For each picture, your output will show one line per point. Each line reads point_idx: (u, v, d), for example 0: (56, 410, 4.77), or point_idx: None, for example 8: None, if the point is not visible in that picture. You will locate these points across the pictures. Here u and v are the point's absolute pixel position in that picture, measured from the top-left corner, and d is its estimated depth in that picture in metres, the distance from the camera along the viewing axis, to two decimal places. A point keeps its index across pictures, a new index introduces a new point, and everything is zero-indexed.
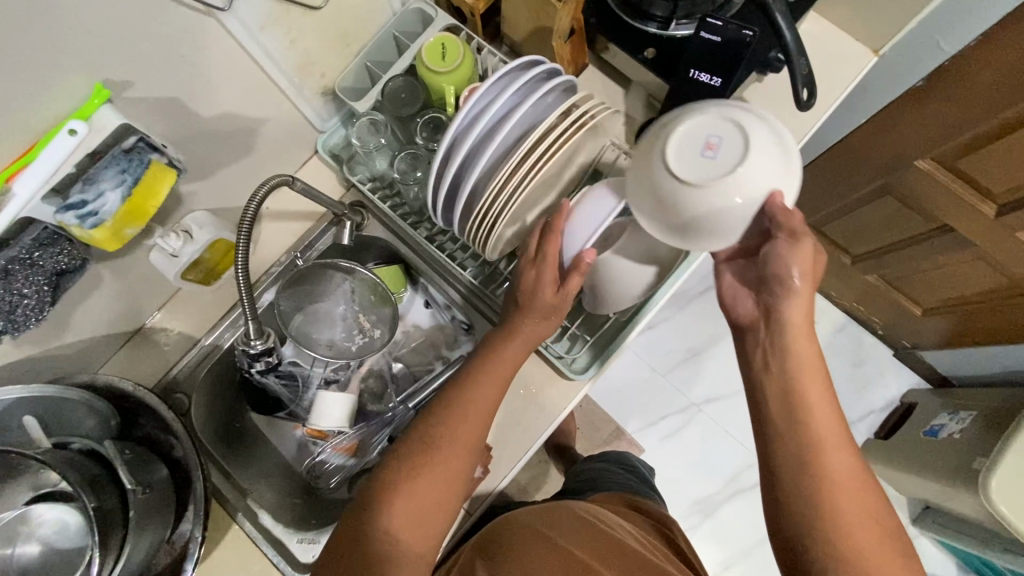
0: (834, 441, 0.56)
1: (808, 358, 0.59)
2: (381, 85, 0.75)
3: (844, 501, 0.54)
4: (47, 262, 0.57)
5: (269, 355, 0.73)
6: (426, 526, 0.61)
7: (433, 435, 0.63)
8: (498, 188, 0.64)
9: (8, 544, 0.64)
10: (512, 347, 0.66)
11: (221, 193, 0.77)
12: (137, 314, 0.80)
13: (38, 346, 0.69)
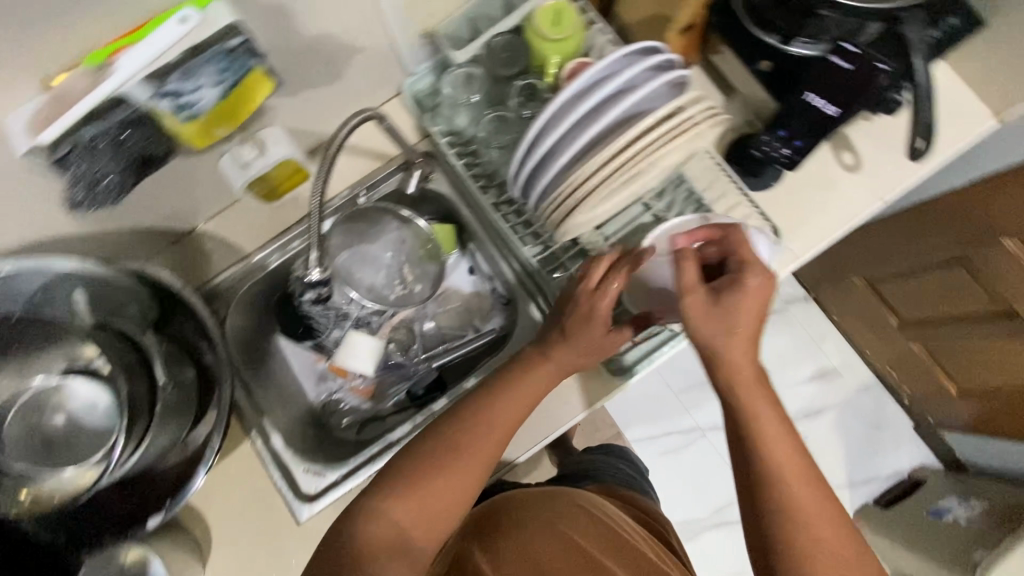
0: (807, 490, 0.57)
1: (756, 403, 0.59)
2: (484, 40, 0.75)
3: (823, 559, 0.55)
4: (135, 143, 0.56)
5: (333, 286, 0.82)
6: (431, 525, 0.60)
7: (450, 454, 0.61)
8: (592, 168, 0.62)
9: (36, 415, 0.69)
10: (540, 376, 0.66)
11: (300, 114, 0.76)
12: (193, 215, 0.80)
13: (98, 224, 0.69)
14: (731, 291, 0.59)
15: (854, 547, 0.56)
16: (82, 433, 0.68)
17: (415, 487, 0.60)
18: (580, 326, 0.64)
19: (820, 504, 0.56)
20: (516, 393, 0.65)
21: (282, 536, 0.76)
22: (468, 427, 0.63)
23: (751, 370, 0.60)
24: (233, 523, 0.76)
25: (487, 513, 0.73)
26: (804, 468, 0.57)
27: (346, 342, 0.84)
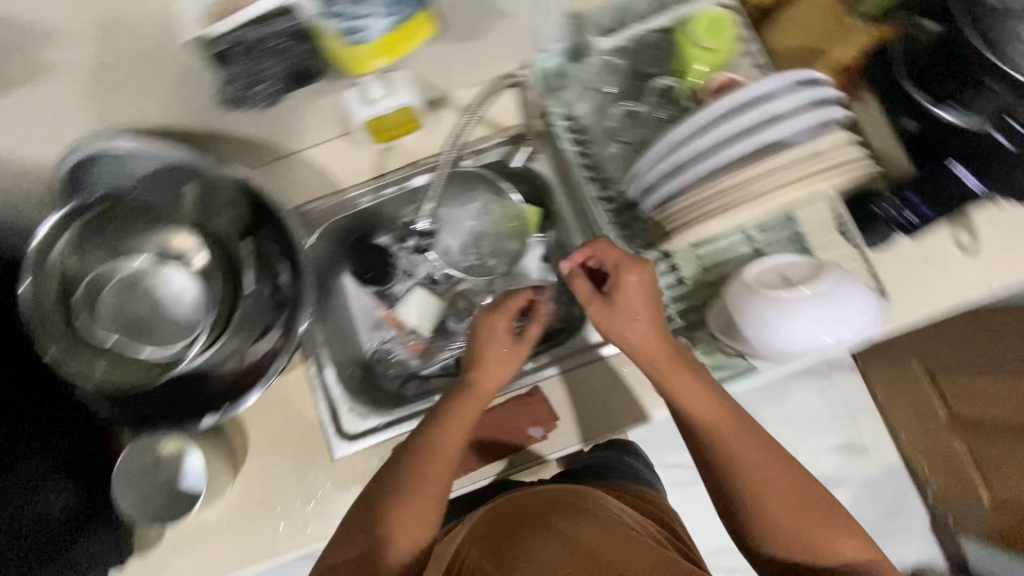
0: (737, 436, 0.61)
1: (680, 372, 0.62)
2: (634, 31, 0.73)
3: (770, 504, 0.59)
4: (290, 58, 0.57)
5: (428, 241, 0.89)
6: (399, 524, 0.61)
7: (407, 467, 0.64)
8: (721, 186, 0.61)
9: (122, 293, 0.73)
10: (481, 388, 0.69)
11: (430, 65, 0.75)
12: (300, 139, 0.80)
13: (217, 124, 0.70)
14: (622, 290, 0.62)
15: (793, 478, 0.60)
16: (164, 319, 0.74)
17: (385, 501, 0.62)
18: (485, 351, 0.69)
19: (750, 445, 0.61)
20: (457, 419, 0.66)
21: (310, 467, 0.77)
22: (427, 437, 0.66)
23: (669, 346, 0.62)
24: (273, 439, 0.77)
25: (484, 532, 0.61)
26: (740, 424, 0.61)
27: (408, 298, 0.89)
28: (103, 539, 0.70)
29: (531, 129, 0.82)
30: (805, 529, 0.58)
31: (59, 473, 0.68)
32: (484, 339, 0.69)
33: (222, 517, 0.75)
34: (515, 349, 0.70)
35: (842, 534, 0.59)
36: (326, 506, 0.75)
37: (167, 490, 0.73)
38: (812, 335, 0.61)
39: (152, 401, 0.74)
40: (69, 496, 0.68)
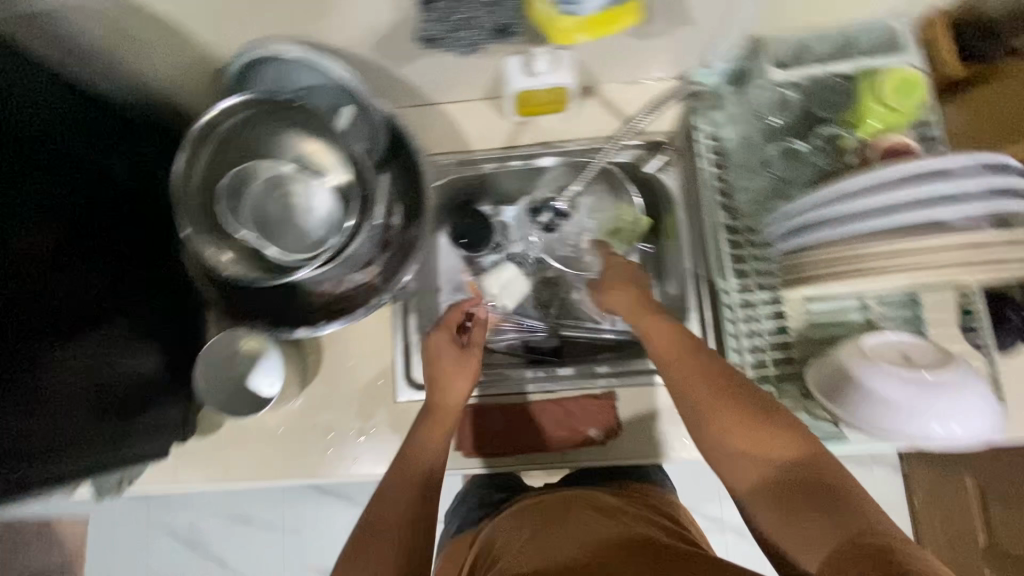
0: (690, 366, 0.60)
1: (657, 329, 0.65)
2: (822, 70, 0.68)
3: (724, 424, 0.55)
4: (486, 20, 0.59)
5: (563, 220, 0.89)
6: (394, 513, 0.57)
7: (401, 455, 0.64)
8: (859, 254, 0.60)
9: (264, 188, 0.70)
10: (441, 397, 0.69)
11: (595, 55, 0.75)
12: (447, 93, 0.81)
13: (383, 58, 0.72)
14: (613, 271, 0.75)
15: (760, 404, 0.55)
16: (290, 227, 0.71)
17: (382, 488, 0.60)
18: (447, 370, 0.71)
19: (722, 382, 0.58)
20: (424, 428, 0.67)
21: (369, 403, 0.79)
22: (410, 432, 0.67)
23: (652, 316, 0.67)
24: (345, 366, 0.80)
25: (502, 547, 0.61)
26: (719, 382, 0.57)
27: (498, 267, 0.87)
28: (173, 412, 0.75)
29: (676, 143, 0.83)
30: (769, 449, 0.52)
31: (157, 339, 0.75)
32: (440, 353, 0.72)
33: (283, 422, 0.79)
34: (463, 363, 0.72)
35: (777, 432, 0.53)
36: (378, 443, 0.78)
37: (238, 382, 0.78)
38: (907, 416, 0.58)
39: (252, 299, 0.74)
40: (161, 361, 0.75)
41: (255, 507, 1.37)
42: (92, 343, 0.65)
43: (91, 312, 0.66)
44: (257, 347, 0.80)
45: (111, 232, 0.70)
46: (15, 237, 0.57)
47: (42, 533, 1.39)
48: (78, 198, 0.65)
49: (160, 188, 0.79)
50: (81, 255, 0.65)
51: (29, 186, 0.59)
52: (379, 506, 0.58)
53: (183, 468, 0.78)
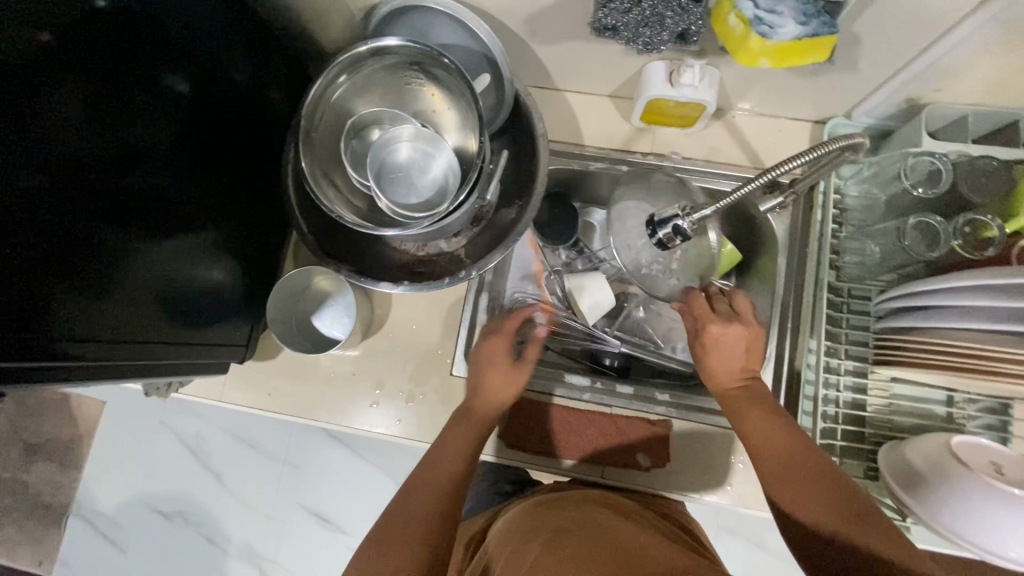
0: (792, 458, 0.58)
1: (752, 411, 0.63)
2: (971, 152, 0.64)
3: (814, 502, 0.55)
4: (672, 22, 0.56)
5: (682, 241, 0.66)
6: (412, 523, 0.60)
7: (433, 465, 0.66)
8: (960, 354, 0.58)
9: (395, 141, 0.69)
10: (480, 404, 0.71)
11: (738, 80, 0.72)
12: (573, 80, 0.79)
13: (525, 33, 0.70)
14: (712, 340, 0.66)
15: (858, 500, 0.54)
16: (404, 180, 0.69)
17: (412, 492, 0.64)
18: (483, 384, 0.72)
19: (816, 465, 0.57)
20: (446, 447, 0.67)
21: (421, 371, 0.79)
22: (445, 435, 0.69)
23: (747, 389, 0.65)
24: (409, 327, 0.80)
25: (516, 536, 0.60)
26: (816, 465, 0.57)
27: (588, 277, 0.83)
28: (240, 331, 0.76)
29: (797, 188, 0.71)
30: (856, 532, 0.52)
31: (240, 257, 0.76)
32: (480, 370, 0.73)
33: (337, 368, 0.79)
34: (514, 373, 0.73)
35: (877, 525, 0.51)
36: (424, 412, 0.77)
37: (303, 319, 0.80)
38: (987, 528, 0.55)
39: (339, 241, 0.75)
40: (239, 279, 0.76)
41: (263, 434, 1.39)
42: (187, 246, 0.66)
43: (192, 216, 0.67)
44: (327, 284, 0.80)
45: (223, 143, 0.70)
46: (141, 122, 0.58)
47: (58, 406, 1.42)
48: (203, 101, 0.66)
49: (274, 111, 0.79)
50: (191, 163, 0.65)
51: (163, 79, 0.60)
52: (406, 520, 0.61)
53: (231, 388, 0.80)
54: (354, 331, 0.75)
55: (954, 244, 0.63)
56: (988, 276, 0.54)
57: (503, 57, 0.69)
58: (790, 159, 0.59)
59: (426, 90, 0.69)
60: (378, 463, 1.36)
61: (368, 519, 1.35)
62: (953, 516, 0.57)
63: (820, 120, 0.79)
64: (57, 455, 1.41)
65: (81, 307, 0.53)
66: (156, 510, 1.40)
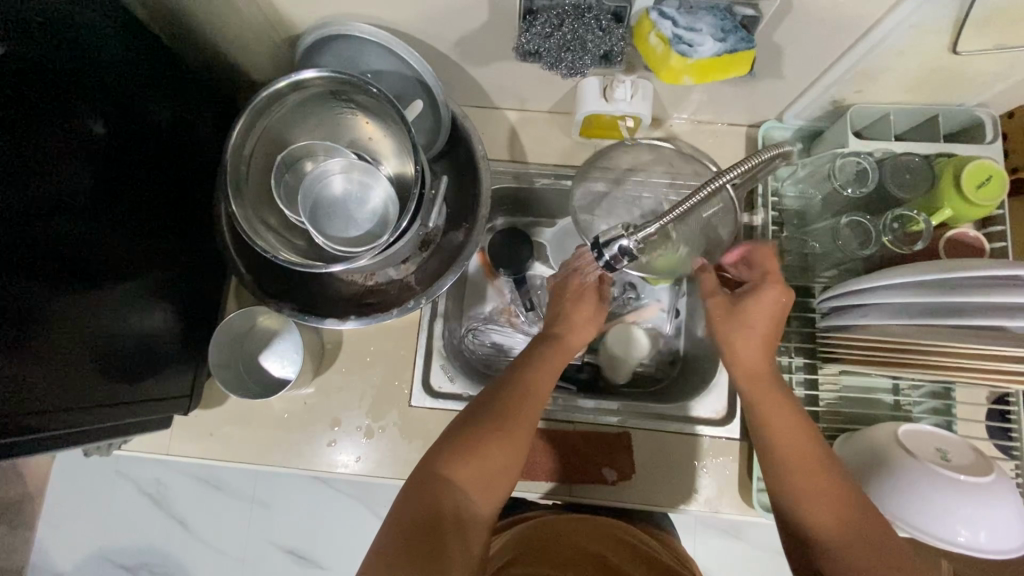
0: (805, 459, 0.56)
1: (779, 400, 0.59)
2: (894, 150, 0.67)
3: (822, 504, 0.54)
4: (595, 45, 0.57)
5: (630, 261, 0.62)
6: (518, 425, 0.58)
7: (529, 376, 0.61)
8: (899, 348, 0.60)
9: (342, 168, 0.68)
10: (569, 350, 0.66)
11: (673, 90, 0.73)
12: (512, 98, 0.78)
13: (459, 55, 0.69)
14: (764, 306, 0.61)
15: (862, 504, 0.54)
16: (342, 213, 0.68)
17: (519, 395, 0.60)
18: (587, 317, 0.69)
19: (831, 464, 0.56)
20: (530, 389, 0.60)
21: (379, 403, 0.77)
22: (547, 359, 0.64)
23: (768, 372, 0.61)
24: (364, 359, 0.78)
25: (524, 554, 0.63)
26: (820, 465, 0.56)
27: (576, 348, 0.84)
28: (181, 381, 0.73)
29: (737, 194, 0.70)
30: (860, 540, 0.52)
31: (175, 302, 0.72)
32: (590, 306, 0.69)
33: (291, 409, 0.76)
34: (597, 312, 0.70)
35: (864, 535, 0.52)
36: (386, 446, 0.75)
37: (251, 359, 0.78)
38: (937, 515, 0.57)
39: (281, 279, 0.72)
40: (177, 324, 0.72)
41: (227, 473, 1.33)
42: (116, 296, 0.62)
43: (120, 264, 0.63)
44: (267, 317, 0.77)
45: (149, 185, 0.67)
46: (54, 173, 0.54)
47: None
48: (122, 144, 0.62)
49: (204, 147, 0.76)
50: (112, 210, 0.61)
51: (76, 124, 0.56)
52: (512, 417, 0.58)
53: (179, 439, 0.76)
54: (305, 369, 0.73)
55: (884, 241, 0.65)
56: (926, 270, 0.55)
57: (434, 81, 0.68)
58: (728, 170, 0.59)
59: (360, 118, 0.68)
60: (348, 493, 1.32)
61: (344, 552, 1.31)
62: (907, 508, 0.58)
63: (754, 124, 0.80)
64: (4, 516, 1.32)
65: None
66: (117, 565, 1.32)
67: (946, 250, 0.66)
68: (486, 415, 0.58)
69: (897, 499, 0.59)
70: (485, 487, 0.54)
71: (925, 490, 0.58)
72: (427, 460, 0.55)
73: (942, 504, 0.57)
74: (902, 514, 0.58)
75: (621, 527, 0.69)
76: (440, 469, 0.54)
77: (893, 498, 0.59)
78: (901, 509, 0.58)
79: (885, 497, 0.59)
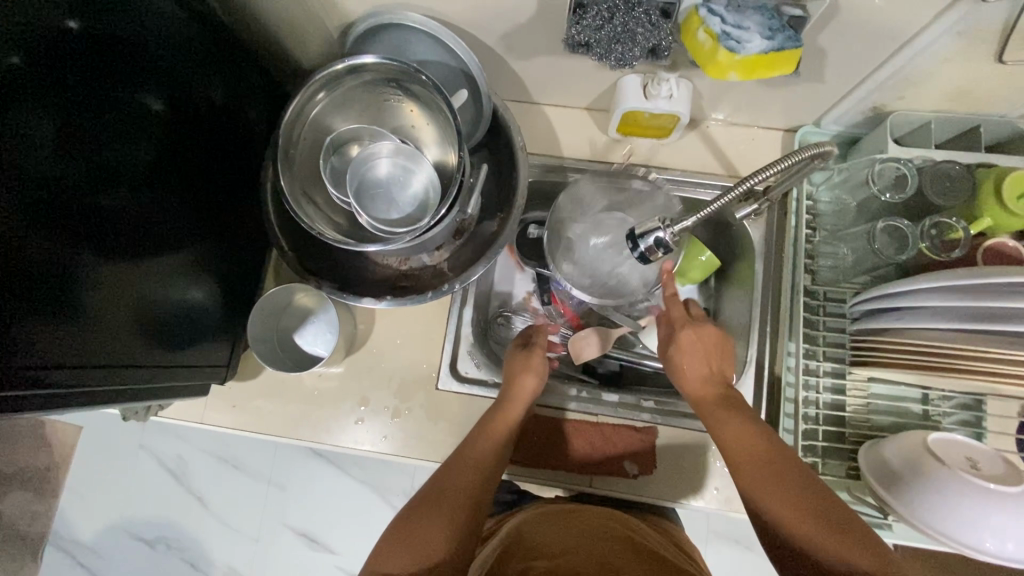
0: (747, 457, 0.57)
1: (715, 408, 0.63)
2: (935, 158, 0.67)
3: (769, 493, 0.53)
4: (643, 38, 0.58)
5: (664, 254, 0.63)
6: (454, 485, 0.61)
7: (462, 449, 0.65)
8: (936, 356, 0.59)
9: (376, 156, 0.70)
10: (515, 405, 0.69)
11: (712, 91, 0.74)
12: (552, 93, 0.80)
13: (503, 49, 0.71)
14: (686, 343, 0.68)
15: (784, 458, 0.55)
16: (384, 196, 0.70)
17: (443, 471, 0.63)
18: (517, 371, 0.73)
19: (775, 456, 0.56)
20: (466, 458, 0.64)
21: (407, 385, 0.78)
22: (481, 425, 0.68)
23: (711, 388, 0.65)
24: (394, 341, 0.80)
25: (515, 540, 0.64)
26: (756, 460, 0.56)
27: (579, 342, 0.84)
28: (220, 351, 0.76)
29: (772, 195, 0.71)
30: (780, 505, 0.52)
31: (216, 276, 0.74)
32: (512, 367, 0.74)
33: (320, 385, 0.79)
34: (532, 363, 0.74)
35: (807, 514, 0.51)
36: (410, 427, 0.77)
37: (285, 336, 0.80)
38: (965, 523, 0.56)
39: (321, 256, 0.75)
40: (217, 298, 0.75)
41: (246, 452, 1.36)
42: (165, 266, 0.65)
43: (171, 236, 0.66)
44: (311, 297, 0.80)
45: (201, 162, 0.70)
46: (113, 144, 0.57)
47: (32, 432, 1.37)
48: (179, 121, 0.65)
49: (251, 129, 0.79)
50: (163, 182, 0.64)
51: (137, 99, 0.59)
52: (447, 489, 0.60)
53: (213, 409, 0.79)
54: (337, 348, 0.74)
55: (921, 247, 0.65)
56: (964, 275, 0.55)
57: (479, 73, 0.70)
58: (764, 169, 0.58)
59: (406, 106, 0.70)
60: (363, 478, 1.34)
61: (355, 539, 1.32)
62: (940, 517, 0.57)
63: (790, 128, 0.81)
64: (32, 483, 1.37)
65: (58, 337, 0.52)
66: (135, 537, 1.36)
67: (983, 259, 0.66)
68: (429, 491, 0.60)
69: (927, 507, 0.58)
70: (436, 531, 0.56)
71: (957, 499, 0.57)
72: (383, 544, 0.56)
73: (973, 514, 0.56)
74: (934, 523, 0.57)
75: (622, 516, 0.71)
76: (372, 568, 0.54)
77: (922, 501, 0.59)
78: (932, 518, 0.58)
79: (914, 503, 0.59)
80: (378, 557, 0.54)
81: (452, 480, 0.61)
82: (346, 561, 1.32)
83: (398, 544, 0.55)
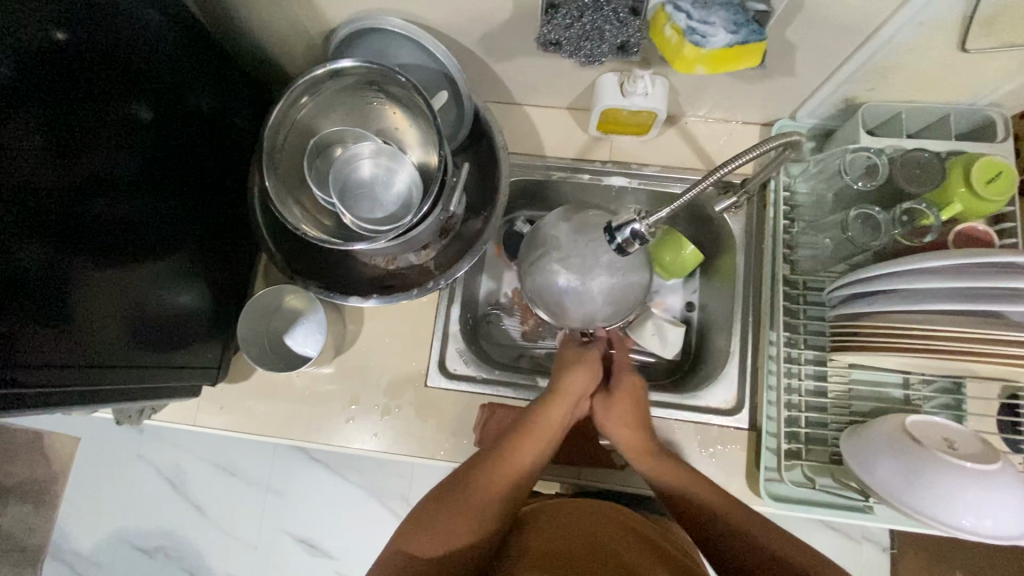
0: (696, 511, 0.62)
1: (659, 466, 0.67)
2: (902, 148, 0.68)
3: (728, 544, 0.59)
4: (613, 34, 0.60)
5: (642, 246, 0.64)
6: (483, 480, 0.62)
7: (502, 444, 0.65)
8: (911, 338, 0.60)
9: (348, 163, 0.71)
10: (556, 408, 0.68)
11: (689, 87, 0.75)
12: (534, 94, 0.82)
13: (482, 50, 0.73)
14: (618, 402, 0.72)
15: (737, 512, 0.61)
16: (368, 195, 0.72)
17: (477, 464, 0.63)
18: (565, 370, 0.72)
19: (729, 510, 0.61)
20: (506, 456, 0.64)
21: (398, 383, 0.80)
22: (525, 419, 0.68)
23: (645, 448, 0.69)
24: (383, 340, 0.81)
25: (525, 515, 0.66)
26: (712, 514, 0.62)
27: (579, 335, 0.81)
28: (210, 353, 0.77)
29: (750, 186, 0.72)
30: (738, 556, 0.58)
31: (205, 279, 0.76)
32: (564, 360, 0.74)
33: (312, 386, 0.80)
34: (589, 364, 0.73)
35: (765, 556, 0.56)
36: (401, 425, 0.78)
37: (274, 337, 0.81)
38: (945, 503, 0.57)
39: (308, 257, 0.76)
40: (207, 301, 0.76)
41: (243, 459, 1.36)
42: (155, 272, 0.66)
43: (162, 242, 0.67)
44: (298, 296, 0.82)
45: (187, 168, 0.71)
46: (101, 151, 0.58)
47: (30, 443, 1.38)
48: (165, 127, 0.66)
49: (236, 134, 0.80)
50: (152, 190, 0.65)
51: (124, 108, 0.60)
52: (474, 476, 0.62)
53: (206, 411, 0.80)
54: (327, 347, 0.76)
55: (895, 234, 0.66)
56: (940, 258, 0.56)
57: (458, 74, 0.72)
58: (736, 158, 0.59)
59: (388, 108, 0.72)
60: (362, 483, 1.34)
61: (354, 543, 1.33)
62: (920, 498, 0.58)
63: (768, 122, 0.83)
64: (30, 495, 1.37)
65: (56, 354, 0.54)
66: (134, 546, 1.36)
67: (955, 243, 0.67)
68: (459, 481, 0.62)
69: (908, 489, 0.59)
70: (460, 523, 0.58)
71: (937, 481, 0.58)
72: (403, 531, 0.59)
73: (951, 494, 0.57)
74: (915, 505, 0.58)
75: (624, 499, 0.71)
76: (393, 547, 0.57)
77: (905, 484, 0.59)
78: (915, 499, 0.59)
79: (897, 488, 0.60)
80: (398, 540, 0.58)
81: (484, 477, 0.62)
82: (346, 565, 1.32)
83: (416, 529, 0.58)
